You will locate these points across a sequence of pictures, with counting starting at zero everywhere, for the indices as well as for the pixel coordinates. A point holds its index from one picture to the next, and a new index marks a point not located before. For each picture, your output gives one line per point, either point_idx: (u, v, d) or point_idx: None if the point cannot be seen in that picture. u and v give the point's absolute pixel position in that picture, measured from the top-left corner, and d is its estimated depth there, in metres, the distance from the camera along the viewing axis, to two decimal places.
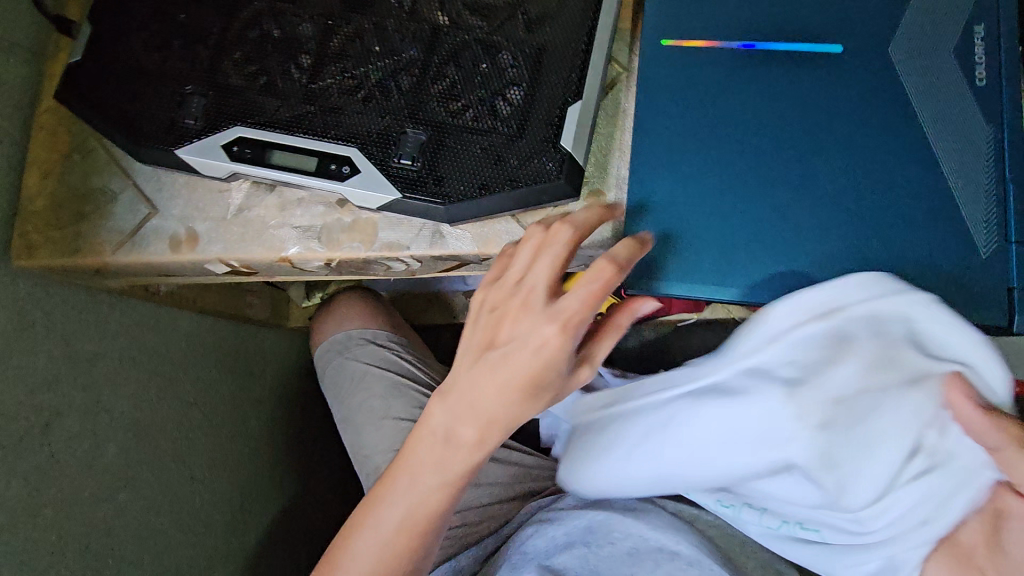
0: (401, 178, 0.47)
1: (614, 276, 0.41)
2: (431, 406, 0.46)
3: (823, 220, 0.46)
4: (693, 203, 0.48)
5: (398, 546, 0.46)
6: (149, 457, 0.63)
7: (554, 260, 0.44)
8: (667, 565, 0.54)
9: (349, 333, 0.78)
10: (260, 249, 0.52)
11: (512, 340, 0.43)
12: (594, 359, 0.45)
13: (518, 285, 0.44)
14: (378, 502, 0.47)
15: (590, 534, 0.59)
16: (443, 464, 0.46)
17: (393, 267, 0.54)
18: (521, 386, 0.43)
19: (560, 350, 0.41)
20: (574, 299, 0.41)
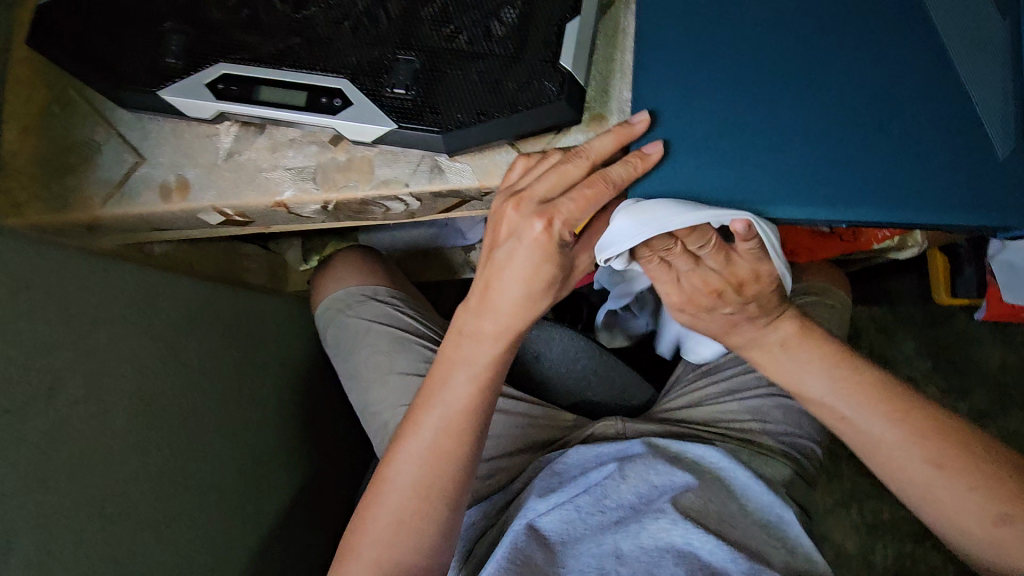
0: (395, 107, 0.45)
1: (607, 192, 0.42)
2: (459, 312, 0.51)
3: (846, 148, 0.42)
4: (703, 123, 0.44)
5: (442, 444, 0.51)
6: (160, 411, 0.74)
7: (558, 175, 0.43)
8: (652, 525, 0.57)
9: (349, 291, 0.79)
10: (253, 194, 0.50)
11: (510, 243, 0.44)
12: (592, 248, 0.46)
13: (514, 193, 0.44)
14: (421, 412, 0.52)
15: (580, 495, 0.61)
16: (474, 358, 0.50)
17: (392, 208, 0.53)
18: (529, 281, 0.45)
19: (551, 243, 0.43)
20: (567, 199, 0.42)
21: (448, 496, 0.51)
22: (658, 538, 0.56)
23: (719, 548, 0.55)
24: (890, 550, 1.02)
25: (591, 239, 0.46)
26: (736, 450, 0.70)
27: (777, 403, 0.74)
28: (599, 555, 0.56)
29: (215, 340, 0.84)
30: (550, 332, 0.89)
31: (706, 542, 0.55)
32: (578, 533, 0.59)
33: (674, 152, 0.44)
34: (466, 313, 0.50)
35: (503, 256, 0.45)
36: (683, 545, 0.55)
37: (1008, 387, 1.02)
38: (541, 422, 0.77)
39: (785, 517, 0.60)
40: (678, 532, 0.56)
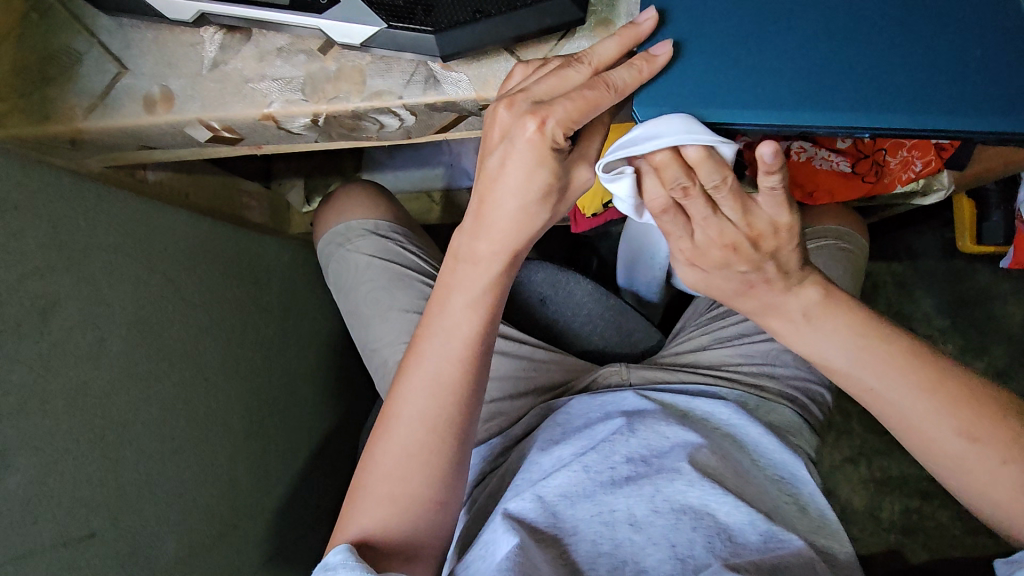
0: (385, 6, 0.42)
1: (608, 96, 0.39)
2: (454, 236, 0.50)
3: (872, 49, 0.39)
4: (718, 23, 0.41)
5: (448, 374, 0.49)
6: (159, 344, 0.73)
7: (557, 78, 0.41)
8: (668, 486, 0.54)
9: (349, 224, 0.77)
10: (240, 105, 0.48)
11: (501, 148, 0.43)
12: (588, 157, 0.45)
13: (508, 94, 0.42)
14: (422, 348, 0.50)
15: (589, 453, 0.57)
16: (470, 281, 0.49)
17: (386, 125, 0.50)
18: (525, 187, 0.43)
19: (544, 145, 0.41)
20: (563, 100, 0.40)
21: (454, 427, 0.50)
22: (675, 499, 0.53)
23: (737, 509, 0.52)
24: (896, 506, 1.01)
25: (585, 147, 0.45)
26: (744, 397, 0.68)
27: (786, 347, 0.73)
28: (610, 515, 0.53)
29: (216, 277, 0.83)
30: (556, 272, 0.86)
31: (723, 503, 0.53)
32: (588, 490, 0.55)
33: (685, 54, 0.41)
34: (461, 237, 0.49)
35: (495, 163, 0.43)
36: (700, 506, 0.53)
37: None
38: (543, 367, 0.75)
39: (798, 475, 0.60)
40: (694, 493, 0.53)
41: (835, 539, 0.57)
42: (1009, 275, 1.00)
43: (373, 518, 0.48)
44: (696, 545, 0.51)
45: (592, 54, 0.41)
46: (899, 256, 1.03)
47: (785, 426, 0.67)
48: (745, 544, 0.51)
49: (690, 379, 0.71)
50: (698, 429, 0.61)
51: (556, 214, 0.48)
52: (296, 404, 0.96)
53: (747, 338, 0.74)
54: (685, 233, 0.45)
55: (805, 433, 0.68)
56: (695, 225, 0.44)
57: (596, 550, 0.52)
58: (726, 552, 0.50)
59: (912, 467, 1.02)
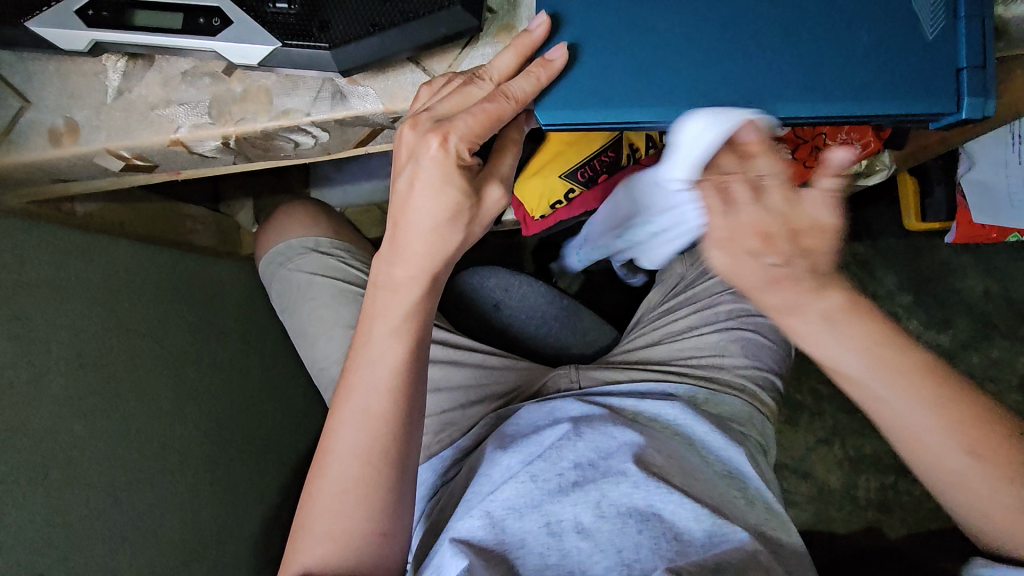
0: (279, 24, 0.41)
1: (509, 106, 0.40)
2: (372, 266, 0.49)
3: (764, 42, 0.39)
4: (611, 25, 0.40)
5: (378, 403, 0.48)
6: (105, 377, 0.72)
7: (460, 96, 0.41)
8: (614, 491, 0.54)
9: (291, 244, 0.76)
10: (147, 132, 0.47)
11: (409, 168, 0.42)
12: (499, 175, 0.45)
13: (414, 115, 0.42)
14: (351, 378, 0.50)
15: (535, 462, 0.56)
16: (390, 310, 0.48)
17: (301, 143, 0.49)
18: (435, 208, 0.43)
19: (449, 160, 0.41)
20: (464, 116, 0.40)
21: (390, 456, 0.49)
22: (620, 503, 0.53)
23: (682, 507, 0.53)
24: (872, 484, 1.02)
25: (497, 166, 0.45)
26: (695, 392, 0.68)
27: (735, 338, 0.73)
28: (558, 524, 0.53)
29: (164, 304, 0.82)
30: (510, 277, 0.86)
31: (668, 502, 0.53)
32: (536, 500, 0.54)
33: (582, 57, 0.41)
34: (378, 264, 0.48)
35: (405, 184, 0.43)
36: (646, 507, 0.53)
37: (989, 315, 1.00)
38: (496, 375, 0.75)
39: (746, 469, 0.60)
40: (640, 495, 0.53)
41: (782, 529, 0.59)
42: (964, 248, 1.01)
43: (317, 558, 0.48)
44: (642, 548, 0.51)
45: (494, 67, 0.41)
46: (857, 236, 1.03)
47: (734, 417, 0.68)
48: (690, 541, 0.52)
49: (642, 379, 0.71)
50: (645, 429, 0.61)
51: (474, 234, 0.47)
52: (263, 425, 0.95)
53: (696, 332, 0.74)
54: (717, 212, 0.39)
55: (755, 421, 0.69)
56: (732, 207, 0.38)
57: (543, 563, 0.52)
58: (671, 552, 0.51)
59: (885, 443, 1.03)
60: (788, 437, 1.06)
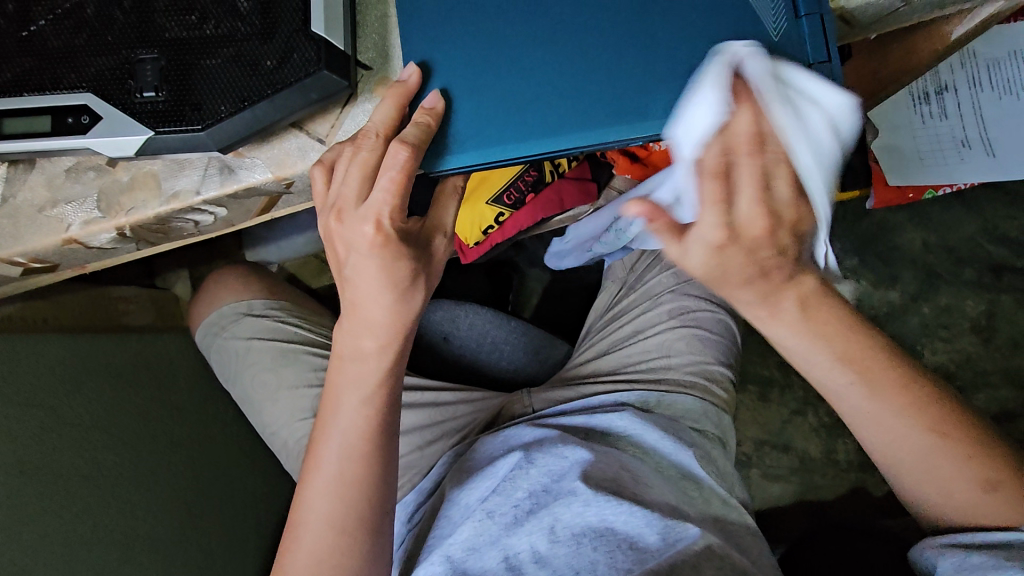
0: (149, 113, 0.41)
1: (411, 157, 0.39)
2: (335, 336, 0.48)
3: (625, 62, 0.40)
4: (479, 67, 0.41)
5: (350, 473, 0.48)
6: (50, 479, 0.70)
7: (363, 167, 0.41)
8: (566, 512, 0.55)
9: (223, 311, 0.75)
10: (38, 236, 0.46)
11: (353, 257, 0.44)
12: (444, 226, 0.46)
13: (331, 206, 0.43)
14: (320, 453, 0.49)
15: (490, 496, 0.57)
16: (359, 380, 0.48)
17: (201, 221, 0.49)
18: (380, 282, 0.43)
19: (389, 243, 0.42)
20: (379, 196, 0.41)
21: (369, 519, 0.48)
22: (573, 524, 0.54)
23: (634, 515, 0.54)
24: (850, 445, 1.04)
25: (440, 217, 0.46)
26: (645, 397, 0.70)
27: (678, 336, 0.74)
28: (515, 558, 0.54)
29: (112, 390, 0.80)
30: (454, 309, 0.86)
31: (619, 514, 0.54)
32: (494, 536, 0.55)
33: (455, 102, 0.41)
34: (342, 336, 0.48)
35: (351, 271, 0.44)
36: (599, 523, 0.54)
37: (932, 265, 1.03)
38: (450, 411, 0.74)
39: (695, 469, 0.62)
40: (592, 512, 0.54)
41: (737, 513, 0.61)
42: (899, 205, 1.04)
43: None
44: (598, 565, 0.52)
45: (378, 124, 0.41)
46: None
47: (689, 416, 0.69)
48: (645, 548, 0.52)
49: (595, 392, 0.72)
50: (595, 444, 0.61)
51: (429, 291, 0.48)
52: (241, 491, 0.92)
53: (642, 336, 0.76)
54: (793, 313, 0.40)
55: (711, 415, 0.70)
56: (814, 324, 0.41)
57: None
58: (627, 563, 0.52)
59: None
60: (763, 413, 1.07)
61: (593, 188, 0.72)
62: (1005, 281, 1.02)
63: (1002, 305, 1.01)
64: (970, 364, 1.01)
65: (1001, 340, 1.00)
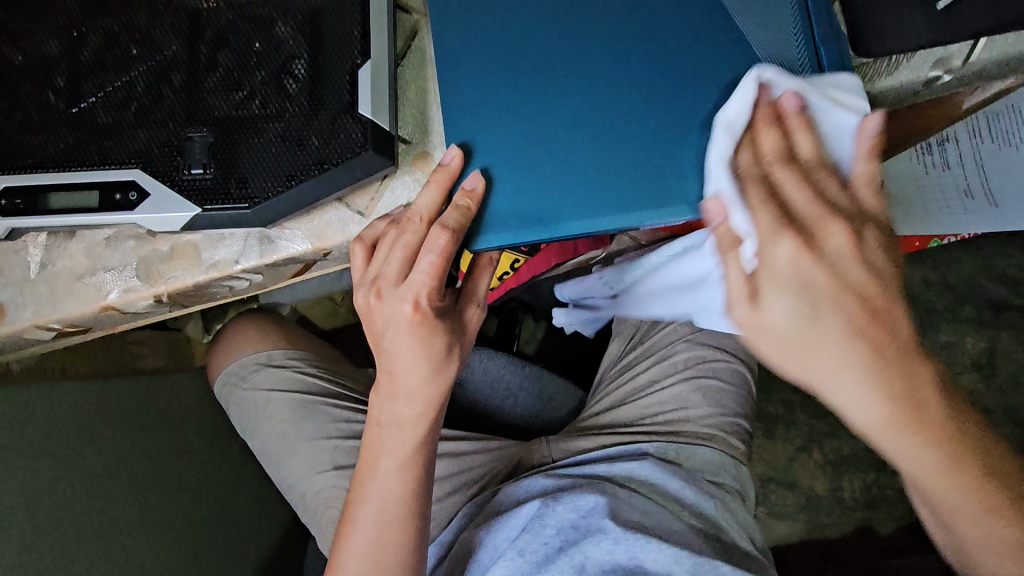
0: (197, 189, 0.42)
1: (450, 242, 0.41)
2: (370, 403, 0.48)
3: (660, 147, 0.42)
4: (518, 149, 0.42)
5: (384, 540, 0.48)
6: (61, 536, 0.68)
7: (405, 248, 0.42)
8: (596, 550, 0.58)
9: (242, 362, 0.75)
10: (76, 303, 0.47)
11: (390, 333, 0.44)
12: (477, 296, 0.47)
13: (370, 283, 0.44)
14: (353, 520, 0.49)
15: (521, 535, 0.60)
16: (395, 448, 0.48)
17: (237, 286, 0.49)
18: (419, 359, 0.44)
19: (427, 319, 0.43)
20: (418, 277, 0.42)
21: None
22: (603, 561, 0.58)
23: (662, 554, 0.57)
24: (856, 483, 1.04)
25: (474, 288, 0.47)
26: (663, 448, 0.70)
27: (695, 387, 0.74)
28: None
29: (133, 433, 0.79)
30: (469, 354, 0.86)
31: (648, 552, 0.57)
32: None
33: (495, 182, 0.42)
34: (378, 404, 0.48)
35: (388, 345, 0.45)
36: (629, 561, 0.58)
37: (933, 303, 1.05)
38: (469, 462, 0.74)
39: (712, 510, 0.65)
40: (621, 550, 0.58)
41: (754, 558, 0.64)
42: None
43: None
44: None
45: (419, 208, 0.42)
46: None
47: (706, 468, 0.70)
48: None
49: (613, 442, 0.73)
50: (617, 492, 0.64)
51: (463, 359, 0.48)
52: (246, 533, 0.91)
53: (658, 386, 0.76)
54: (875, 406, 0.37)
55: (728, 467, 0.71)
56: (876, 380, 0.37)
57: None
58: None
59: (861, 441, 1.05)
60: (768, 450, 1.07)
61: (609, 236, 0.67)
62: (1004, 319, 1.03)
63: (1002, 342, 1.03)
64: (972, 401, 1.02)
65: (1003, 377, 1.02)
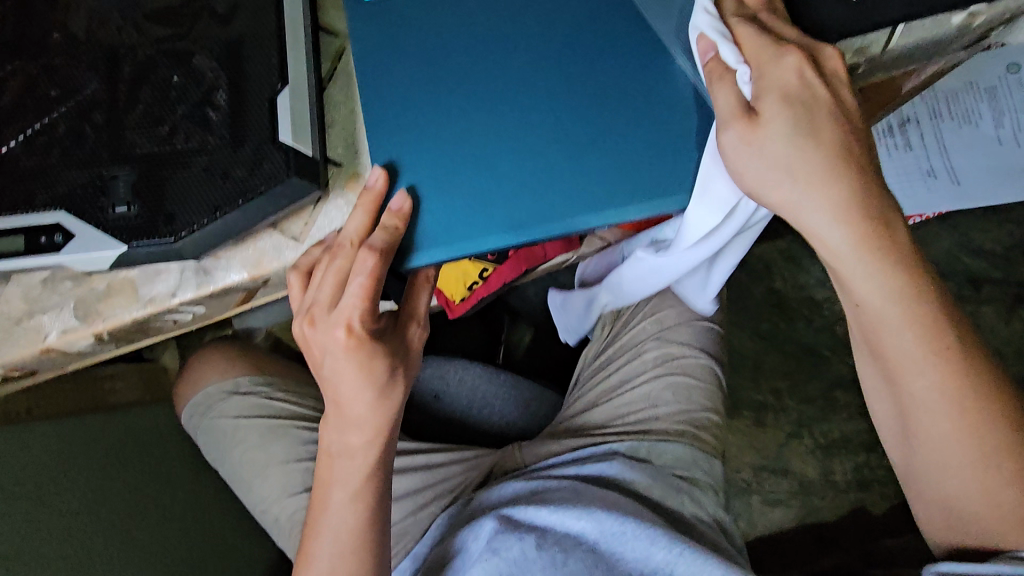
0: (123, 227, 0.42)
1: (378, 265, 0.41)
2: (323, 434, 0.49)
3: (589, 154, 0.41)
4: (440, 165, 0.42)
5: (345, 564, 0.49)
6: None
7: (336, 274, 0.43)
8: (577, 546, 0.56)
9: (207, 393, 0.75)
10: (17, 347, 0.46)
11: (329, 360, 0.45)
12: (417, 316, 0.48)
13: (305, 310, 0.44)
14: (314, 548, 0.50)
15: (495, 535, 0.57)
16: (349, 474, 0.49)
17: (181, 319, 0.49)
18: (361, 384, 0.45)
19: (363, 345, 0.43)
20: (349, 302, 0.42)
21: None
22: (587, 556, 0.55)
23: (639, 540, 0.56)
24: (848, 465, 1.03)
25: (413, 307, 0.47)
26: (634, 446, 0.70)
27: (665, 383, 0.74)
28: None
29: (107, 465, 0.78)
30: (444, 366, 0.86)
31: (628, 542, 0.56)
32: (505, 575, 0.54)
33: (423, 200, 0.42)
34: (330, 432, 0.48)
35: (330, 372, 0.45)
36: (610, 554, 0.56)
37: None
38: (442, 473, 0.74)
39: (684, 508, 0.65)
40: (603, 543, 0.56)
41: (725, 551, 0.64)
42: None
43: None
44: None
45: (349, 233, 0.42)
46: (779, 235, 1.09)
47: (678, 464, 0.70)
48: None
49: (584, 444, 0.73)
50: (591, 489, 0.62)
51: (410, 380, 0.49)
52: None
53: (628, 384, 0.76)
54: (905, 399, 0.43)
55: (701, 462, 0.70)
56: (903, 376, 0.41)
57: None
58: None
59: (849, 423, 1.05)
60: (759, 439, 1.06)
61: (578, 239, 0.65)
62: (984, 292, 1.03)
63: (984, 316, 1.02)
64: None
65: (987, 350, 1.01)
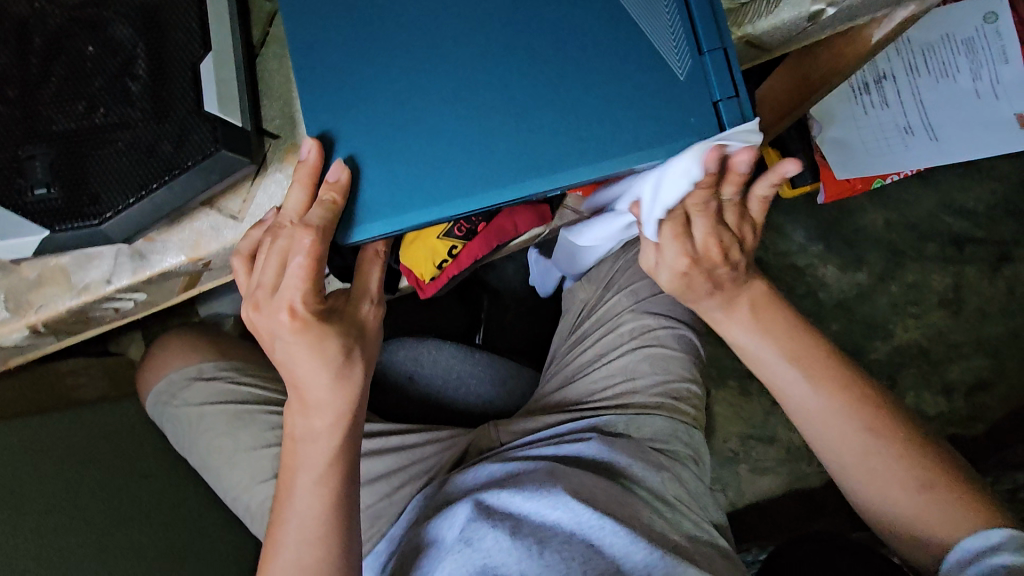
0: (44, 211, 0.39)
1: (314, 241, 0.39)
2: (286, 419, 0.47)
3: (536, 114, 0.39)
4: (378, 131, 0.40)
5: (310, 557, 0.47)
6: None
7: (277, 255, 0.41)
8: (552, 537, 0.54)
9: (171, 380, 0.72)
10: None
11: (280, 343, 0.43)
12: (370, 293, 0.46)
13: (251, 294, 0.43)
14: (279, 544, 0.48)
15: (468, 524, 0.56)
16: (311, 460, 0.47)
17: (122, 306, 0.47)
18: (314, 365, 0.43)
19: (309, 326, 0.42)
20: (290, 283, 0.41)
21: None
22: (562, 548, 0.54)
23: (617, 536, 0.54)
24: None
25: (365, 285, 0.45)
26: (611, 421, 0.69)
27: (641, 356, 0.73)
28: None
29: None
30: (418, 346, 0.84)
31: (604, 532, 0.55)
32: (478, 565, 0.53)
33: (361, 169, 0.40)
34: (292, 419, 0.47)
35: (283, 356, 0.44)
36: (587, 545, 0.54)
37: (896, 244, 1.03)
38: (416, 454, 0.73)
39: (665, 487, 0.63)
40: (579, 534, 0.55)
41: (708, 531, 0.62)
42: None
43: None
44: None
45: (287, 211, 0.41)
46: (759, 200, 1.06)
47: (658, 438, 0.68)
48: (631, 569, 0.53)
49: (561, 421, 0.71)
50: (569, 471, 0.61)
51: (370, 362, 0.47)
52: None
53: (604, 359, 0.75)
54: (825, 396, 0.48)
55: (680, 434, 0.69)
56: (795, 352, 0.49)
57: None
58: None
59: None
60: (745, 408, 1.05)
61: (549, 210, 0.63)
62: (966, 253, 1.02)
63: (967, 276, 1.02)
64: (942, 338, 1.00)
65: (970, 311, 1.01)
